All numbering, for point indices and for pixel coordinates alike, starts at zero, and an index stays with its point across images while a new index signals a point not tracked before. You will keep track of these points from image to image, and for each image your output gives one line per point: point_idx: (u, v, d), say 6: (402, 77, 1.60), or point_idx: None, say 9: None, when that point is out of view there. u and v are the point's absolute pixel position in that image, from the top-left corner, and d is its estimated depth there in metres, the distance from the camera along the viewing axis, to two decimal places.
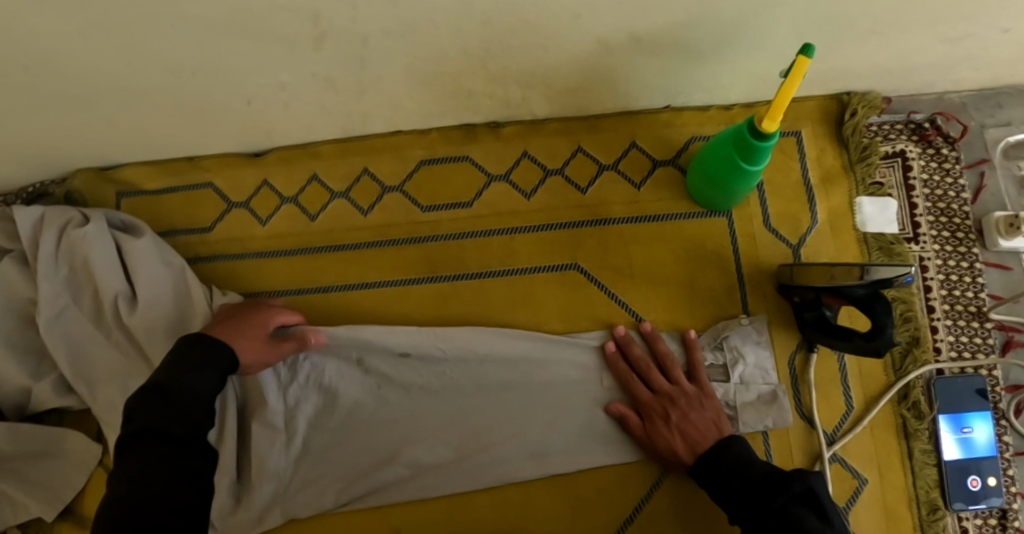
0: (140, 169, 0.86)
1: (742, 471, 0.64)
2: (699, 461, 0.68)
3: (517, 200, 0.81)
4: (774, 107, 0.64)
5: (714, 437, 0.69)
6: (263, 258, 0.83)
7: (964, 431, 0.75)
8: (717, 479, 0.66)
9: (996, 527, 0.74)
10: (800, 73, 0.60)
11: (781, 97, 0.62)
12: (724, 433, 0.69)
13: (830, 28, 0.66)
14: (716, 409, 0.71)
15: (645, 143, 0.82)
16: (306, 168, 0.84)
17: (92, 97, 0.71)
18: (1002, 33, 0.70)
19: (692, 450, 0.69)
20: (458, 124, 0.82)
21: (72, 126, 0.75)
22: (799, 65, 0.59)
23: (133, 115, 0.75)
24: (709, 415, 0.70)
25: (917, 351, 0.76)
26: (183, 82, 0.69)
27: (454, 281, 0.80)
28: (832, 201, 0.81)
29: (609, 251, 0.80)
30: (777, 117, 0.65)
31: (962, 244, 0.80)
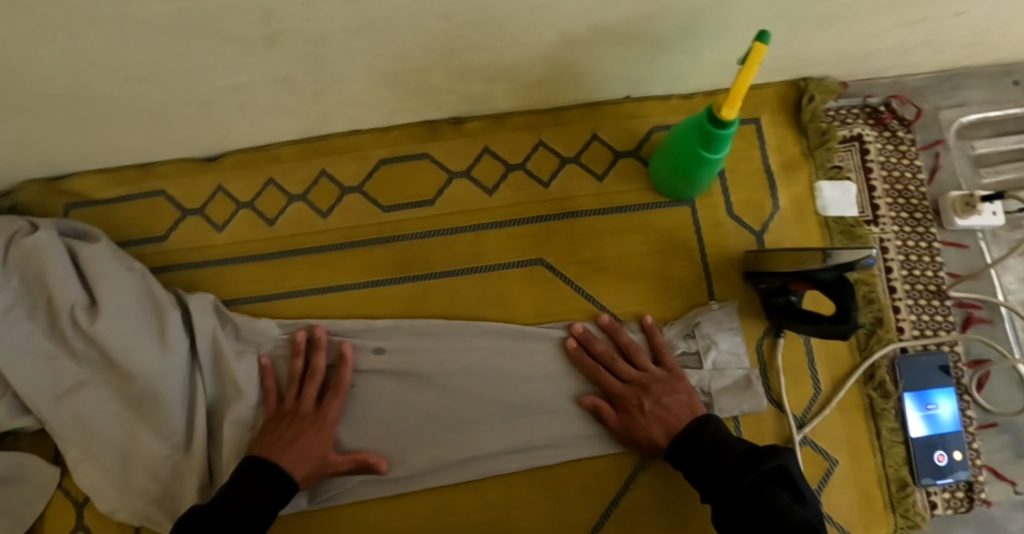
0: (94, 178, 0.82)
1: (719, 450, 0.64)
2: (676, 443, 0.67)
3: (480, 197, 0.80)
4: (732, 95, 0.64)
5: (690, 419, 0.69)
6: (221, 266, 0.80)
7: (929, 408, 0.76)
8: (692, 456, 0.66)
9: (965, 500, 0.76)
10: (756, 60, 0.59)
11: (739, 84, 0.62)
12: (699, 413, 0.69)
13: (788, 14, 0.67)
14: (688, 391, 0.71)
15: (607, 134, 0.82)
16: (262, 172, 0.82)
17: (34, 106, 0.67)
18: (955, 17, 0.71)
19: (670, 434, 0.69)
20: (417, 121, 0.81)
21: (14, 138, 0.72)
22: (755, 52, 0.58)
23: (80, 124, 0.72)
24: (682, 397, 0.70)
25: (881, 332, 0.77)
26: (131, 88, 0.66)
27: (422, 281, 0.78)
28: (793, 187, 0.81)
29: (576, 244, 0.79)
30: (735, 105, 0.64)
31: (920, 224, 0.81)
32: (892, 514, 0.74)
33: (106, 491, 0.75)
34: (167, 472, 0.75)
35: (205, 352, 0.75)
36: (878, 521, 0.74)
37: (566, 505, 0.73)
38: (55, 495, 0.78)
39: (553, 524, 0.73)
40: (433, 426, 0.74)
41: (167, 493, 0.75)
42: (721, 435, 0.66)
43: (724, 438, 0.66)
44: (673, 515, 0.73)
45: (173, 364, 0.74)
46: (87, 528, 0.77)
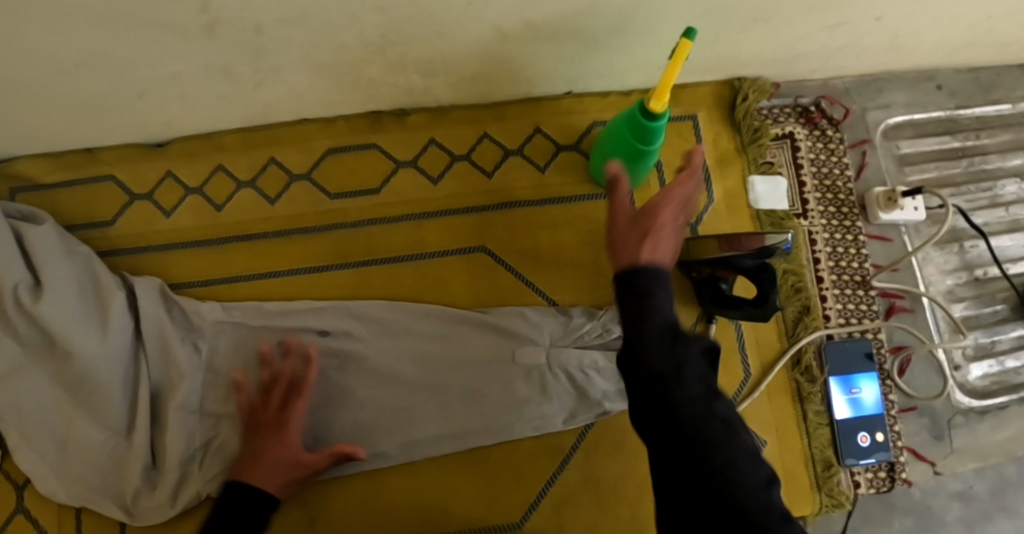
0: (37, 162, 0.83)
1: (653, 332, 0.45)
2: None
3: (425, 187, 0.82)
4: (660, 88, 0.67)
5: None
6: (167, 251, 0.81)
7: (853, 392, 0.79)
8: (631, 361, 0.46)
9: (886, 480, 0.79)
10: (682, 56, 0.62)
11: (666, 78, 0.65)
12: None
13: (712, 14, 0.70)
14: None
15: (549, 128, 0.85)
16: (210, 160, 0.83)
17: None
18: (874, 21, 0.76)
19: None
20: (363, 112, 0.83)
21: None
22: (682, 48, 0.62)
23: (24, 108, 0.73)
24: None
25: (808, 319, 0.81)
26: (73, 74, 0.68)
27: (363, 268, 0.80)
28: (727, 180, 0.85)
29: (517, 233, 0.81)
30: (663, 97, 0.68)
31: (847, 218, 0.85)
32: (818, 493, 0.77)
33: (44, 473, 0.75)
34: (105, 455, 0.75)
35: (149, 335, 0.76)
36: (806, 500, 0.77)
37: (503, 486, 0.75)
38: None
39: (490, 505, 0.74)
40: (381, 405, 0.76)
41: (106, 475, 0.75)
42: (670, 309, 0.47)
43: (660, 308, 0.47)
44: (607, 494, 0.75)
45: (115, 346, 0.74)
46: (26, 511, 0.77)
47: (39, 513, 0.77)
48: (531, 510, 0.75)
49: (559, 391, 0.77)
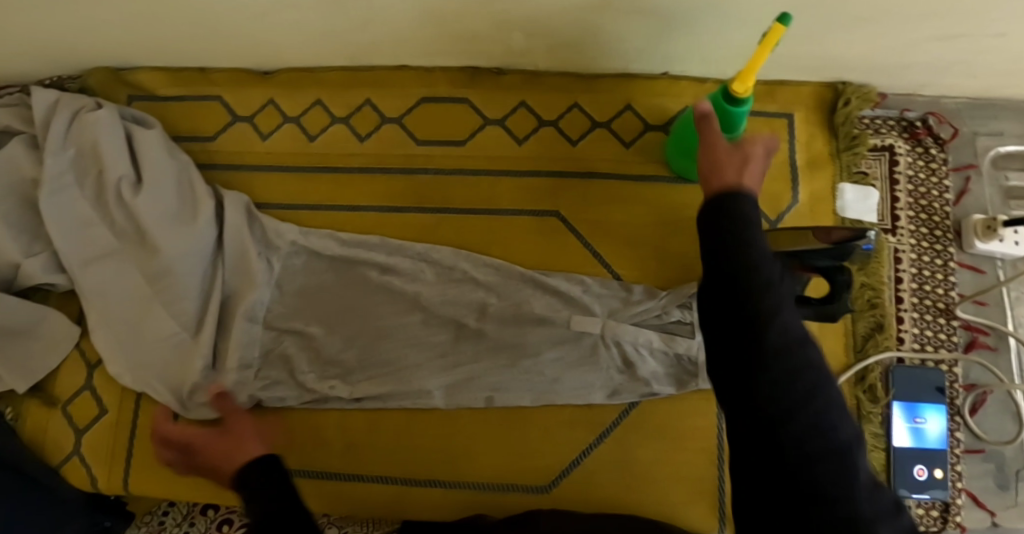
0: (154, 74, 0.89)
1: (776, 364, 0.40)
2: None
3: (509, 145, 0.83)
4: (745, 72, 0.66)
5: None
6: (257, 172, 0.86)
7: (917, 421, 0.75)
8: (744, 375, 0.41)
9: (939, 520, 0.74)
10: (773, 41, 0.60)
11: (755, 60, 0.64)
12: None
13: (804, 16, 0.69)
14: None
15: (640, 107, 0.84)
16: (309, 93, 0.87)
17: None
18: (980, 41, 0.72)
19: None
20: (461, 66, 0.85)
21: (82, 22, 0.79)
22: (775, 33, 0.59)
23: (141, 13, 0.77)
24: None
25: (879, 337, 0.77)
26: None
27: (437, 214, 0.82)
28: (814, 184, 0.82)
29: (591, 205, 0.81)
30: (745, 81, 0.67)
31: (939, 242, 0.81)
32: None
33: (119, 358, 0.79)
34: (173, 349, 0.78)
35: (229, 246, 0.80)
36: None
37: (539, 450, 0.75)
38: (70, 356, 0.84)
39: (521, 467, 0.75)
40: (436, 345, 0.77)
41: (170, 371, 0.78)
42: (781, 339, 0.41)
43: (758, 254, 0.43)
44: (635, 479, 0.74)
45: (199, 250, 0.78)
46: (93, 389, 0.83)
47: (103, 393, 0.83)
48: (558, 479, 0.75)
49: (608, 365, 0.76)
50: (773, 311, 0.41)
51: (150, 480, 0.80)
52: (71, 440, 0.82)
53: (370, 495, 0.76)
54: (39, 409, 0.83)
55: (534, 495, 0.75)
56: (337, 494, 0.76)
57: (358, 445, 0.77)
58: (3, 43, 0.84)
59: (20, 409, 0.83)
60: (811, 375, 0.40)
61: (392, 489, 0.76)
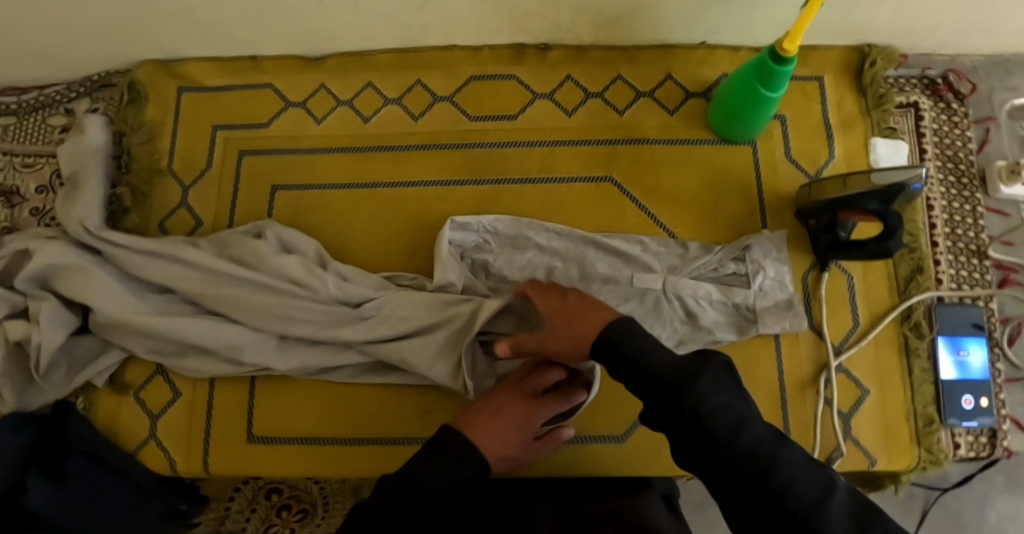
0: (203, 64, 0.91)
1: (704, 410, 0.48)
2: None
3: (559, 117, 0.87)
4: (793, 33, 0.69)
5: None
6: (314, 154, 0.88)
7: (960, 353, 0.81)
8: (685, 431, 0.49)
9: (987, 445, 0.80)
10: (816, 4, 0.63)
11: (800, 24, 0.67)
12: None
13: None
14: None
15: (680, 76, 0.88)
16: (360, 77, 0.90)
17: None
18: None
19: None
20: (509, 44, 0.88)
21: (139, 15, 0.81)
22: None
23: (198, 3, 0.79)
24: None
25: (920, 279, 0.82)
26: None
27: (497, 186, 0.85)
28: (848, 140, 0.87)
29: (643, 169, 0.85)
30: (795, 40, 0.70)
31: (967, 189, 0.86)
32: (916, 448, 0.78)
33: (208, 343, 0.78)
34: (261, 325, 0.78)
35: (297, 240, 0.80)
36: (904, 453, 0.78)
37: (612, 402, 0.79)
38: None
39: (596, 420, 0.79)
40: None
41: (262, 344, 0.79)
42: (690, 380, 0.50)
43: (662, 361, 0.53)
44: None
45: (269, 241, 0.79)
46: (164, 373, 0.84)
47: (175, 377, 0.84)
48: (633, 428, 0.78)
49: (672, 318, 0.79)
50: (681, 384, 0.50)
51: (229, 459, 0.82)
52: (146, 425, 0.83)
53: None
54: (111, 397, 0.84)
55: (610, 445, 0.78)
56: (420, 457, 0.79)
57: (436, 410, 0.80)
58: (57, 39, 0.85)
59: (94, 398, 0.84)
60: (732, 409, 0.48)
61: None
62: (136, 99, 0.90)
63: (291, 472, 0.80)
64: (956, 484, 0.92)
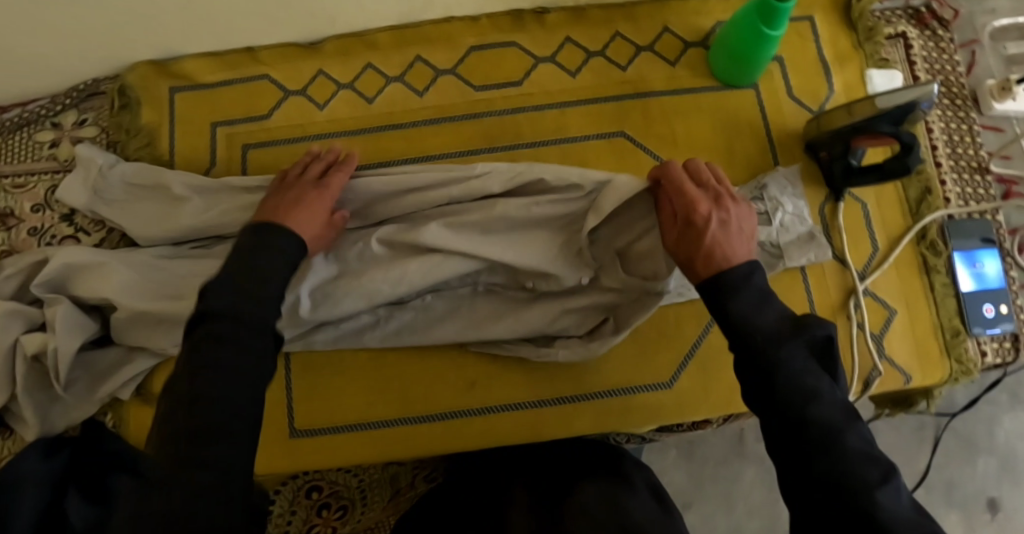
0: (196, 62, 0.89)
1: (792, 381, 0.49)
2: None
3: (564, 79, 0.87)
4: None
5: None
6: (322, 140, 0.87)
7: (976, 266, 0.84)
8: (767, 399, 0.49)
9: (1012, 350, 0.84)
10: None
11: None
12: None
13: None
14: None
15: (677, 27, 0.89)
16: (359, 58, 0.89)
17: None
18: None
19: None
20: (507, 11, 0.89)
21: (125, 16, 0.78)
22: None
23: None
24: None
25: (930, 199, 0.85)
26: None
27: (510, 152, 0.85)
28: (846, 74, 0.89)
29: (653, 121, 0.86)
30: None
31: (962, 109, 0.89)
32: (947, 359, 0.81)
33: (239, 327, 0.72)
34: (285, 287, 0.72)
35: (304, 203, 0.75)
36: (936, 365, 0.81)
37: (653, 350, 0.80)
38: None
39: (640, 369, 0.79)
40: None
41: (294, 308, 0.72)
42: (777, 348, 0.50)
43: (752, 319, 0.53)
44: None
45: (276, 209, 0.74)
46: None
47: None
48: (678, 372, 0.80)
49: None
50: (772, 348, 0.50)
51: (275, 459, 0.79)
52: None
53: (502, 425, 0.79)
54: (143, 409, 0.81)
55: (659, 392, 0.79)
56: (475, 430, 0.79)
57: (481, 380, 0.79)
58: (42, 47, 0.81)
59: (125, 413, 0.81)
60: (817, 387, 0.48)
61: (526, 419, 0.79)
62: (129, 104, 0.88)
63: (341, 460, 0.79)
64: (961, 408, 1.04)
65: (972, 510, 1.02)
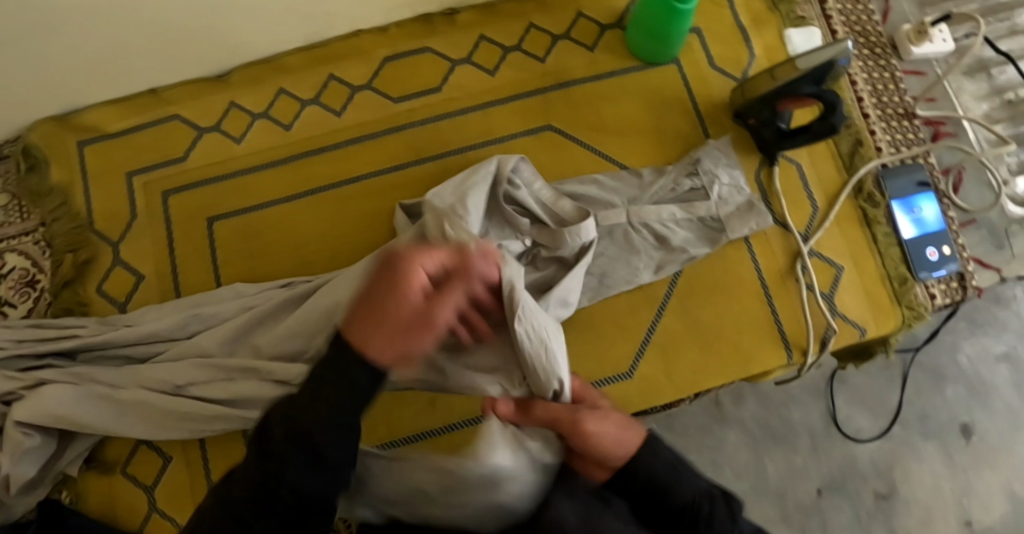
0: (103, 110, 0.85)
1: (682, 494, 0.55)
2: None
3: (484, 78, 0.85)
4: None
5: None
6: (244, 175, 0.84)
7: (915, 212, 0.84)
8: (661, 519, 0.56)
9: (959, 289, 0.84)
10: None
11: None
12: None
13: None
14: None
15: (591, 11, 0.87)
16: (271, 84, 0.85)
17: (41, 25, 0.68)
18: None
19: None
20: (415, 17, 0.87)
21: (8, 77, 0.74)
22: None
23: (69, 49, 0.73)
24: None
25: (862, 150, 0.85)
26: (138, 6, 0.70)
27: (439, 161, 0.83)
28: (765, 36, 0.89)
29: (579, 109, 0.84)
30: None
31: (882, 58, 0.90)
32: (899, 308, 0.82)
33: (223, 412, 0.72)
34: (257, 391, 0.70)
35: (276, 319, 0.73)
36: (889, 315, 0.81)
37: (610, 341, 0.79)
38: None
39: (601, 364, 0.78)
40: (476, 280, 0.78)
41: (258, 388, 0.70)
42: (654, 469, 0.56)
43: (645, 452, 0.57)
44: (706, 338, 0.79)
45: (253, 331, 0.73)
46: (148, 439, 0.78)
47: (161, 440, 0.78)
48: (638, 360, 0.78)
49: (644, 247, 0.79)
50: (655, 478, 0.56)
51: None
52: (145, 501, 0.77)
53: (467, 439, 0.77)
54: (98, 480, 0.77)
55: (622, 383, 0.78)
56: (435, 453, 0.78)
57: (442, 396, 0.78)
58: None
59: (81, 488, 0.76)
60: (704, 502, 0.55)
61: (483, 433, 0.78)
62: (35, 165, 0.84)
63: None
64: (925, 341, 1.05)
65: (949, 443, 1.03)
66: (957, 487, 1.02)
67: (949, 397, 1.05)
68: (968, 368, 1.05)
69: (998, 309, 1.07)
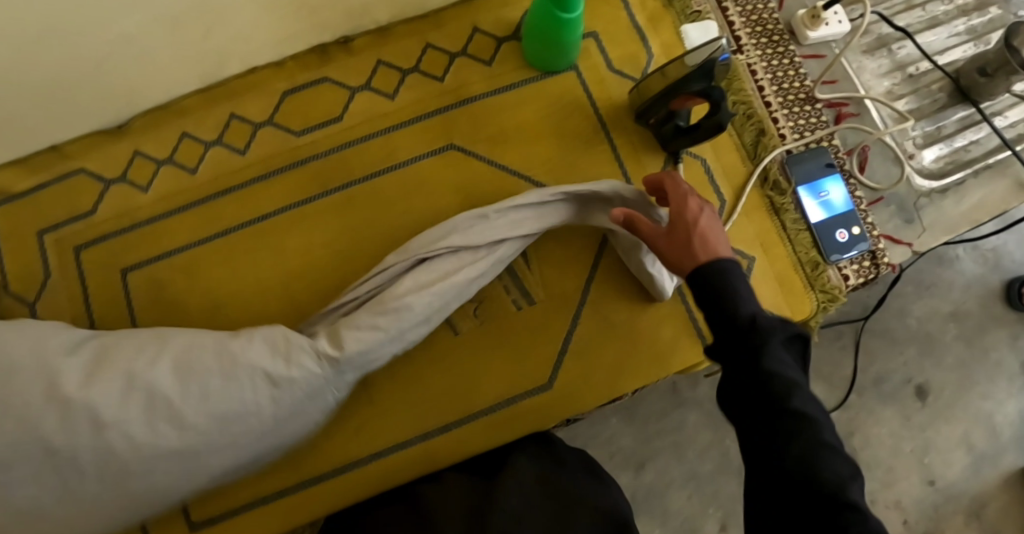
0: (5, 172, 0.83)
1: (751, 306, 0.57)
2: None
3: (384, 103, 0.85)
4: None
5: None
6: (154, 222, 0.83)
7: (822, 195, 0.85)
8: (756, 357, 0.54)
9: (872, 267, 0.85)
10: None
11: None
12: None
13: None
14: None
15: (486, 25, 0.88)
16: (172, 129, 0.85)
17: None
18: None
19: None
20: (310, 48, 0.87)
21: None
22: None
23: None
24: None
25: (765, 140, 0.86)
26: None
27: (347, 189, 0.84)
28: (662, 35, 0.89)
29: (482, 124, 0.85)
30: None
31: (780, 45, 0.90)
32: (812, 292, 0.83)
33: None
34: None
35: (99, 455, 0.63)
36: (802, 300, 0.83)
37: (529, 351, 0.80)
38: None
39: (523, 372, 0.80)
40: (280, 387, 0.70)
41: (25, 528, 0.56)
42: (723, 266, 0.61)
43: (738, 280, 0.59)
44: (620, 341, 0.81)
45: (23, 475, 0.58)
46: None
47: None
48: (557, 369, 0.80)
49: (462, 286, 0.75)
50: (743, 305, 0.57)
51: None
52: None
53: (394, 462, 0.77)
54: None
55: (543, 394, 0.80)
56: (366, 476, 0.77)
57: (370, 422, 0.78)
58: None
59: None
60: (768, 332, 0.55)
61: (416, 453, 0.77)
62: None
63: None
64: (875, 309, 1.05)
65: (905, 405, 1.04)
66: (917, 447, 1.03)
67: (900, 362, 1.05)
68: (916, 328, 1.06)
69: (941, 268, 1.08)
